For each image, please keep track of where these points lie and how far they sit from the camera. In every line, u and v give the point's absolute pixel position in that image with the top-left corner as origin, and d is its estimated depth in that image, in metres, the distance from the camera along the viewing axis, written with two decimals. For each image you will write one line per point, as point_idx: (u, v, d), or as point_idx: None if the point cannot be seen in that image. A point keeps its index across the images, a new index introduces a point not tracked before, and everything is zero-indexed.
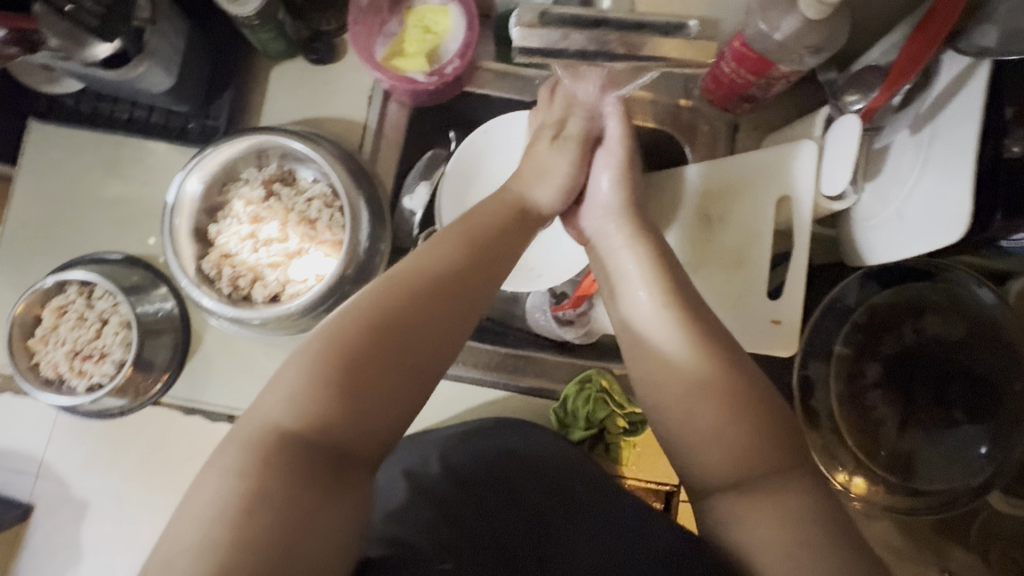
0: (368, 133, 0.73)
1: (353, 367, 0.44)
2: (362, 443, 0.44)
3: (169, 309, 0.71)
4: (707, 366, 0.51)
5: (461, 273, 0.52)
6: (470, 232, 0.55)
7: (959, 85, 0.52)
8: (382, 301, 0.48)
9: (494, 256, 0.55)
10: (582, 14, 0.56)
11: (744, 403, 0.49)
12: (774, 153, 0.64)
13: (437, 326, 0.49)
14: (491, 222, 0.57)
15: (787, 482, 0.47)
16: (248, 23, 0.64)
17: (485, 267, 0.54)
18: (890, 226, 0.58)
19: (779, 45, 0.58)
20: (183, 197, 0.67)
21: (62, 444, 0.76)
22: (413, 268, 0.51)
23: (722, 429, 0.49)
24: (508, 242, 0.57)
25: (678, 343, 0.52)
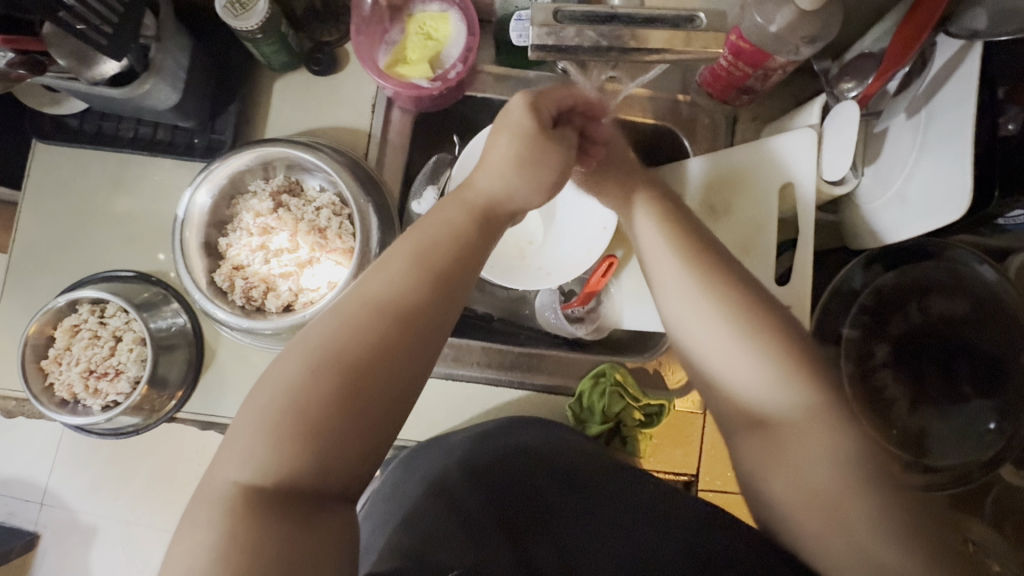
0: (373, 140, 0.74)
1: (305, 419, 0.41)
2: (338, 480, 0.42)
3: (182, 324, 0.71)
4: (729, 352, 0.51)
5: (411, 296, 0.46)
6: (420, 245, 0.48)
7: (954, 67, 0.53)
8: (330, 340, 0.44)
9: (456, 273, 0.48)
10: (594, 11, 0.61)
11: (765, 384, 0.50)
12: (775, 142, 0.66)
13: (396, 358, 0.45)
14: (450, 227, 0.50)
15: (817, 451, 0.48)
16: (251, 37, 0.65)
17: (446, 286, 0.48)
18: (893, 207, 0.60)
19: (775, 36, 0.60)
20: (193, 210, 0.67)
21: (66, 470, 0.76)
22: (358, 298, 0.46)
23: (743, 408, 0.51)
24: (470, 254, 0.50)
25: (700, 332, 0.52)
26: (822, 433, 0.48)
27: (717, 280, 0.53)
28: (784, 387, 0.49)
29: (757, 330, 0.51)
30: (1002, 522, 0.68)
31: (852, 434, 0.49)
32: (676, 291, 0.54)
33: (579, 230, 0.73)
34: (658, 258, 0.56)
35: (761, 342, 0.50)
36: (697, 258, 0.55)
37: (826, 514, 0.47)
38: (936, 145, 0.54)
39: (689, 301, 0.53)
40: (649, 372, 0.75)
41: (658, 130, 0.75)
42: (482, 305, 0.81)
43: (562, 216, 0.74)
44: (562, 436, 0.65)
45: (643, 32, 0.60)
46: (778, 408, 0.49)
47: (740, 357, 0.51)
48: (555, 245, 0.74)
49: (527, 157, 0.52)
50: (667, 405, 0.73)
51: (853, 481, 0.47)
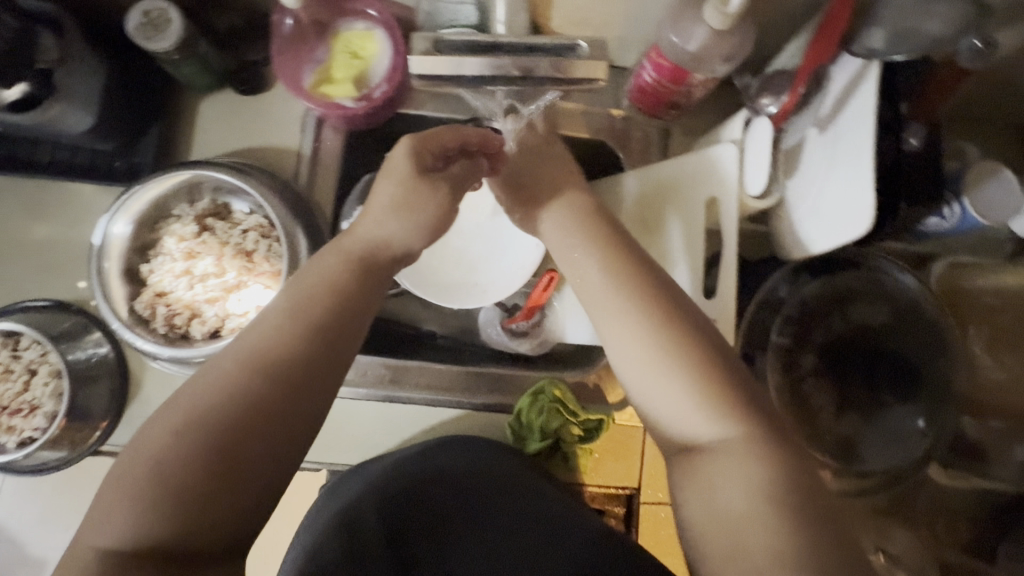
0: (303, 159, 0.73)
1: (164, 482, 0.41)
2: (207, 541, 0.41)
3: (104, 354, 0.68)
4: (641, 378, 0.53)
5: (306, 339, 0.47)
6: (308, 291, 0.49)
7: (856, 85, 0.55)
8: (214, 392, 0.44)
9: (347, 315, 0.49)
10: (477, 40, 0.61)
11: (682, 405, 0.51)
12: (697, 156, 0.67)
13: (268, 413, 0.44)
14: (326, 279, 0.50)
15: (738, 471, 0.48)
16: (169, 58, 0.64)
17: (324, 336, 0.48)
18: (809, 221, 0.60)
19: (692, 55, 0.61)
20: (111, 239, 0.65)
21: (10, 502, 0.70)
22: (249, 344, 0.47)
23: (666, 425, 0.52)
24: (366, 294, 0.51)
25: (629, 350, 0.53)
26: (733, 451, 0.49)
27: (640, 297, 0.54)
28: (703, 407, 0.50)
29: (672, 345, 0.52)
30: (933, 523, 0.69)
31: (770, 451, 0.49)
32: (600, 312, 0.55)
33: (523, 247, 0.73)
34: (585, 285, 0.57)
35: (683, 366, 0.51)
36: (616, 275, 0.55)
37: (742, 537, 0.46)
38: (845, 164, 0.55)
39: (614, 316, 0.54)
40: (589, 386, 0.74)
41: (593, 144, 0.75)
42: (428, 323, 0.81)
43: (506, 232, 0.75)
44: (483, 452, 0.65)
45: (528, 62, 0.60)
46: (695, 432, 0.50)
47: (663, 383, 0.51)
48: (497, 260, 0.74)
49: (411, 202, 0.54)
50: (606, 420, 0.72)
51: (772, 501, 0.46)
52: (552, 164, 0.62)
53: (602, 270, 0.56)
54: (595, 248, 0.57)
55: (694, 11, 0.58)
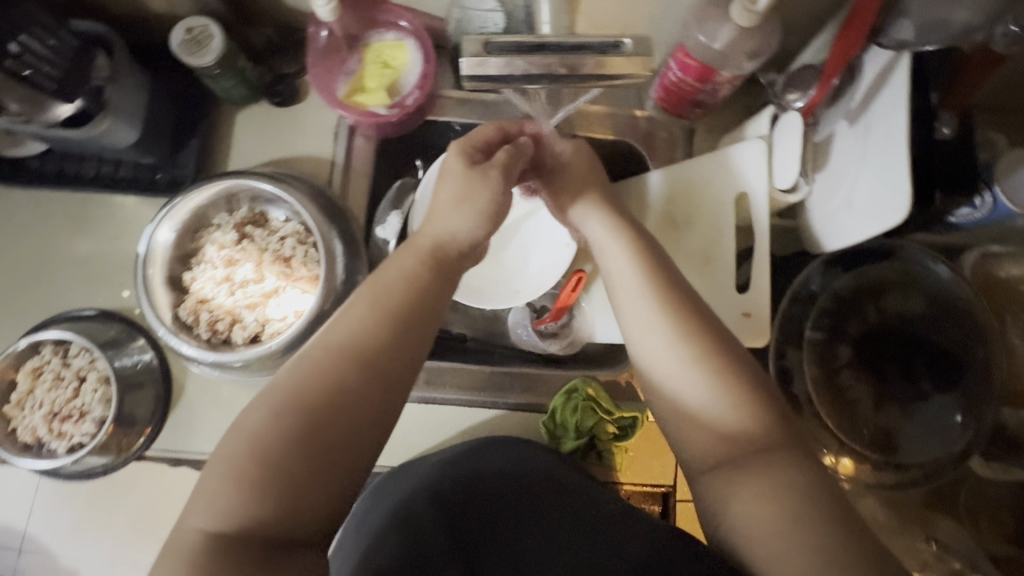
0: (336, 168, 0.75)
1: (265, 465, 0.42)
2: (300, 525, 0.43)
3: (148, 360, 0.70)
4: (673, 376, 0.52)
5: (376, 338, 0.48)
6: (378, 292, 0.51)
7: (886, 76, 0.55)
8: (294, 386, 0.45)
9: (414, 315, 0.51)
10: (524, 40, 0.58)
11: (718, 406, 0.50)
12: (727, 152, 0.67)
13: (356, 404, 0.46)
14: (405, 276, 0.52)
15: (768, 467, 0.48)
16: (209, 73, 0.67)
17: (410, 328, 0.50)
18: (841, 212, 0.61)
19: (719, 53, 0.62)
20: (155, 247, 0.67)
21: (45, 512, 0.71)
22: (324, 340, 0.48)
23: (697, 423, 0.51)
24: (433, 294, 0.53)
25: (659, 348, 0.53)
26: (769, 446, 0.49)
27: (670, 296, 0.54)
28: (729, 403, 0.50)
29: (706, 342, 0.52)
30: (972, 523, 0.67)
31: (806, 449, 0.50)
32: (632, 312, 0.55)
33: (550, 249, 0.74)
34: (618, 284, 0.57)
35: (717, 363, 0.51)
36: (648, 271, 0.56)
37: (781, 536, 0.45)
38: (880, 152, 0.55)
39: (643, 313, 0.54)
40: (623, 385, 0.76)
41: (618, 146, 0.76)
42: (457, 326, 0.82)
43: (532, 234, 0.75)
44: (524, 454, 0.66)
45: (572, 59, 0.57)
46: (731, 431, 0.50)
47: (695, 381, 0.51)
48: (521, 263, 0.75)
49: (467, 195, 0.56)
50: (640, 417, 0.73)
51: (814, 498, 0.46)
52: (578, 166, 0.63)
53: (632, 267, 0.56)
54: (631, 245, 0.58)
55: (721, 11, 0.59)
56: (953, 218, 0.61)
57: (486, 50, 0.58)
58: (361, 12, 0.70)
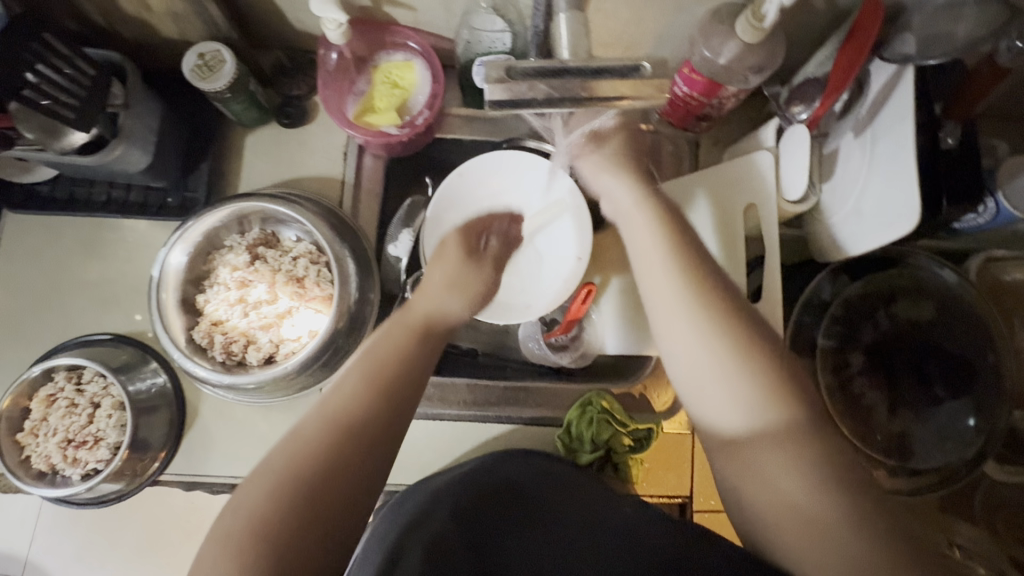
0: (347, 187, 0.76)
1: (265, 543, 0.42)
2: None
3: (162, 383, 0.70)
4: (701, 377, 0.50)
5: (368, 405, 0.48)
6: (369, 361, 0.51)
7: (891, 90, 0.56)
8: (289, 460, 0.45)
9: (405, 382, 0.51)
10: (546, 65, 0.55)
11: (733, 408, 0.49)
12: (736, 164, 0.68)
13: (352, 472, 0.46)
14: (394, 346, 0.53)
15: (792, 465, 0.46)
16: (220, 96, 0.67)
17: (402, 390, 0.50)
18: (850, 221, 0.61)
19: (724, 68, 0.63)
20: (168, 270, 0.67)
21: (50, 538, 0.70)
22: (320, 410, 0.48)
23: (727, 411, 0.49)
24: (422, 361, 0.53)
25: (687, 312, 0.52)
26: (792, 440, 0.47)
27: (703, 295, 0.52)
28: (747, 404, 0.48)
29: (739, 346, 0.50)
30: (988, 522, 0.68)
31: (832, 448, 0.47)
32: (659, 292, 0.54)
33: (561, 261, 0.73)
34: (652, 284, 0.54)
35: (740, 342, 0.50)
36: (675, 241, 0.56)
37: (801, 543, 0.45)
38: (888, 164, 0.56)
39: (675, 315, 0.52)
40: (635, 396, 0.76)
41: None
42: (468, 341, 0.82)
43: (542, 245, 0.74)
44: (530, 461, 0.69)
45: (593, 83, 0.54)
46: (756, 431, 0.48)
47: (717, 350, 0.50)
48: (532, 275, 0.74)
49: (458, 278, 0.62)
50: (655, 428, 0.73)
51: (841, 505, 0.45)
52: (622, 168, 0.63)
53: (661, 243, 0.56)
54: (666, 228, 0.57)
55: (726, 27, 0.61)
56: (958, 224, 0.64)
57: (510, 75, 0.55)
58: (370, 34, 0.70)
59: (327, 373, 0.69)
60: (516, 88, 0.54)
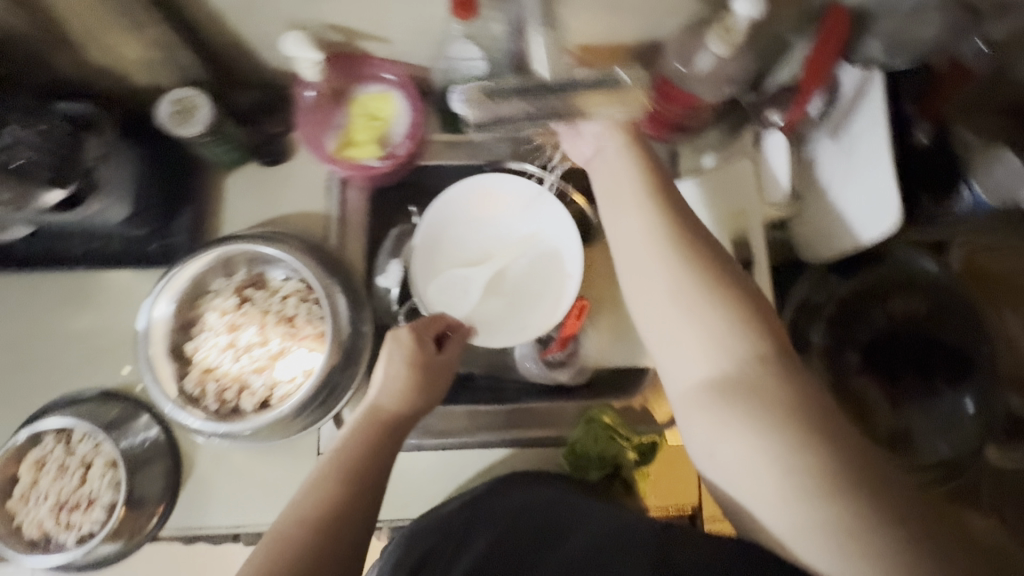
0: (332, 221, 0.75)
1: None
2: None
3: (155, 436, 0.68)
4: (678, 319, 0.52)
5: (341, 498, 0.53)
6: (340, 456, 0.55)
7: (863, 92, 0.58)
8: (269, 560, 0.49)
9: (373, 471, 0.55)
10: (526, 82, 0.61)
11: (704, 347, 0.51)
12: (714, 174, 0.71)
13: (325, 564, 0.50)
14: (359, 442, 0.56)
15: (761, 407, 0.47)
16: (199, 141, 0.67)
17: (361, 490, 0.54)
18: (835, 222, 0.62)
19: (699, 80, 0.65)
20: (155, 321, 0.67)
21: None
22: (295, 510, 0.52)
23: (700, 346, 0.51)
24: (386, 450, 0.57)
25: (657, 244, 0.54)
26: (760, 377, 0.48)
27: (686, 248, 0.53)
28: (717, 343, 0.50)
29: (716, 291, 0.51)
30: (995, 509, 0.68)
31: (803, 391, 0.48)
32: (631, 223, 0.56)
33: (552, 281, 0.73)
34: (633, 238, 0.55)
35: (708, 274, 0.52)
36: (650, 181, 0.57)
37: (780, 500, 0.46)
38: (867, 161, 0.58)
39: (653, 267, 0.53)
40: (636, 409, 0.76)
41: None
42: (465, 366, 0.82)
43: (535, 266, 0.74)
44: (522, 486, 0.68)
45: (574, 100, 0.60)
46: (727, 375, 0.49)
47: (682, 279, 0.52)
48: (528, 297, 0.73)
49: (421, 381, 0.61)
50: (659, 440, 0.73)
51: (808, 450, 0.45)
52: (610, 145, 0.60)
53: (641, 200, 0.56)
54: (664, 211, 0.56)
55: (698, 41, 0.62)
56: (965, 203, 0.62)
57: (490, 95, 0.62)
58: (346, 68, 0.71)
59: (325, 413, 0.67)
60: (498, 108, 0.61)
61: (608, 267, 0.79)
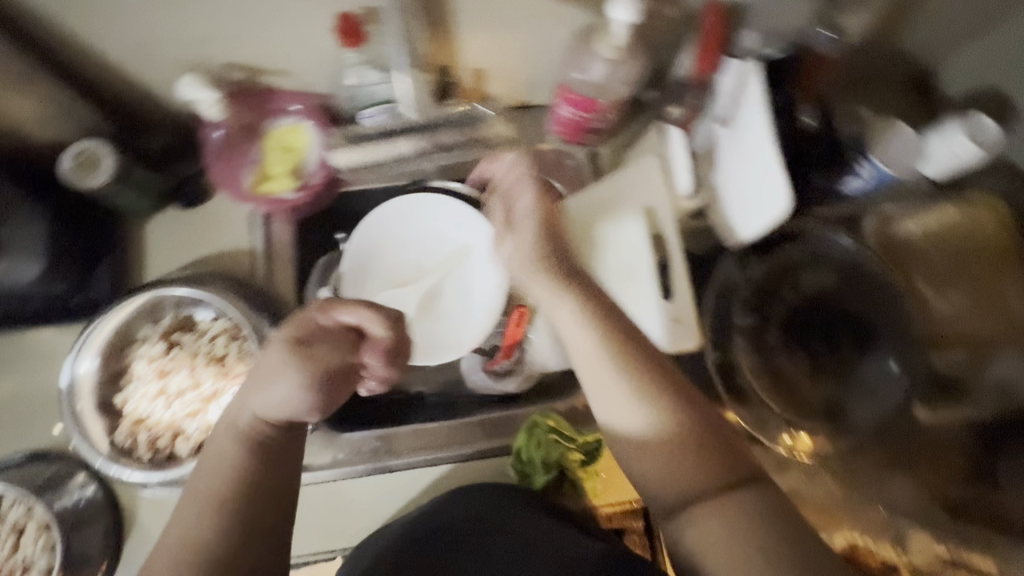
0: (258, 256, 0.75)
1: None
2: None
3: (91, 494, 0.66)
4: (642, 460, 0.48)
5: (219, 522, 0.48)
6: (218, 488, 0.49)
7: (744, 83, 0.60)
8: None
9: (256, 492, 0.49)
10: (390, 124, 0.71)
11: (663, 481, 0.47)
12: (631, 172, 0.72)
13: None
14: (230, 452, 0.51)
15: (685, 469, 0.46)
16: (107, 192, 0.67)
17: (240, 511, 0.48)
18: (740, 205, 0.64)
19: (594, 86, 0.67)
20: (79, 378, 0.66)
21: None
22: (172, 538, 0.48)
23: (659, 464, 0.47)
24: (273, 464, 0.51)
25: (569, 314, 0.53)
26: (728, 508, 0.45)
27: (610, 329, 0.52)
28: (672, 459, 0.47)
29: (666, 418, 0.48)
30: (942, 494, 0.65)
31: (777, 516, 0.45)
32: (545, 293, 0.56)
33: (483, 292, 0.74)
34: (577, 366, 0.52)
35: (617, 342, 0.51)
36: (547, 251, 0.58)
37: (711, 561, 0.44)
38: (753, 146, 0.60)
39: (584, 356, 0.52)
40: (582, 410, 0.76)
41: None
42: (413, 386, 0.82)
43: (466, 277, 0.75)
44: (481, 499, 0.68)
45: (439, 135, 0.74)
46: (654, 439, 0.48)
47: (599, 352, 0.51)
48: (460, 307, 0.74)
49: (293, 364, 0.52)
50: (603, 438, 0.73)
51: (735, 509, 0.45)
52: (526, 248, 0.59)
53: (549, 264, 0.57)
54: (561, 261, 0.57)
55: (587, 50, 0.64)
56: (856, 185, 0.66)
57: (348, 139, 0.72)
58: (251, 105, 0.71)
59: None
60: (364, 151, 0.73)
61: None
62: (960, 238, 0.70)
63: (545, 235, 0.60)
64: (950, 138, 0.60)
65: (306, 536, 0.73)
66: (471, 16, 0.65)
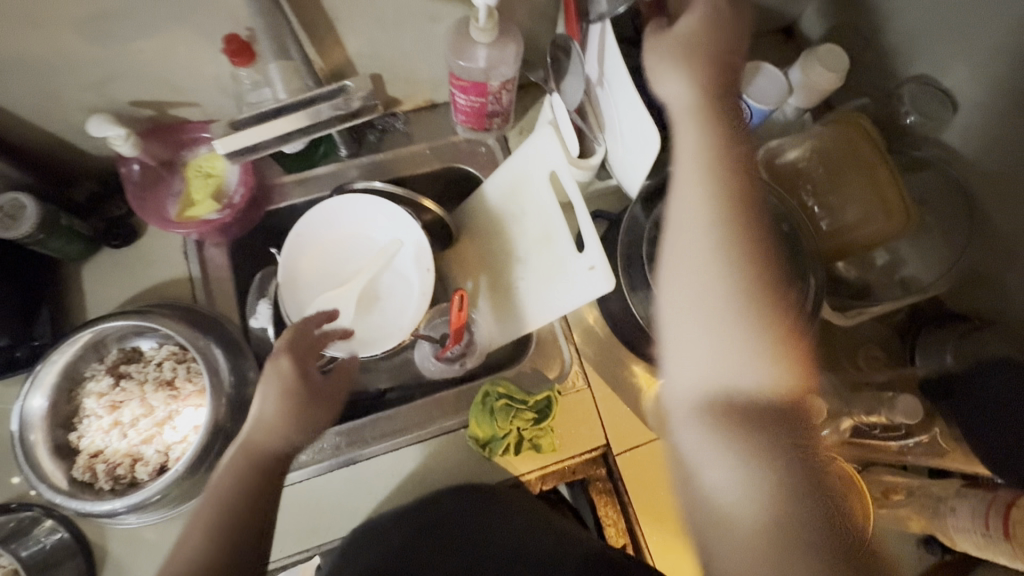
0: (196, 283, 0.78)
1: None
2: None
3: (61, 536, 0.67)
4: (709, 410, 0.55)
5: (218, 545, 0.55)
6: (213, 513, 0.57)
7: (604, 43, 0.66)
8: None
9: (252, 511, 0.57)
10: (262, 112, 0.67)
11: (737, 488, 0.51)
12: (530, 146, 0.77)
13: None
14: (231, 479, 0.58)
15: (750, 445, 0.52)
16: (33, 240, 0.68)
17: (229, 531, 0.56)
18: (630, 154, 0.70)
19: (483, 70, 0.72)
20: (29, 418, 0.65)
21: None
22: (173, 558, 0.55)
23: (727, 425, 0.53)
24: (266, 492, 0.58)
25: (723, 252, 0.55)
26: (797, 539, 0.49)
27: (762, 297, 0.55)
28: (749, 425, 0.53)
29: (777, 434, 0.52)
30: (854, 380, 0.75)
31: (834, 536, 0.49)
32: (693, 229, 0.57)
33: (417, 279, 0.79)
34: (684, 304, 0.57)
35: (756, 315, 0.54)
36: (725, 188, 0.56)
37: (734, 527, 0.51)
38: (625, 98, 0.64)
39: (693, 311, 0.56)
40: (530, 373, 0.81)
41: (450, 172, 0.86)
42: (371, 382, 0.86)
43: (399, 269, 0.80)
44: (467, 504, 0.72)
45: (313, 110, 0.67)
46: (734, 401, 0.54)
47: (727, 305, 0.55)
48: (400, 300, 0.80)
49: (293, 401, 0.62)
50: (553, 395, 0.76)
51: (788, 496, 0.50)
52: (719, 192, 0.56)
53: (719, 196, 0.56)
54: (732, 200, 0.56)
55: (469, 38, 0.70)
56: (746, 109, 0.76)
57: (235, 129, 0.67)
58: (165, 139, 0.75)
59: None
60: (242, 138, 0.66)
61: (479, 255, 0.86)
62: (835, 158, 0.77)
63: (731, 166, 0.57)
64: (810, 70, 0.75)
65: (282, 541, 0.74)
66: (359, 25, 0.70)
